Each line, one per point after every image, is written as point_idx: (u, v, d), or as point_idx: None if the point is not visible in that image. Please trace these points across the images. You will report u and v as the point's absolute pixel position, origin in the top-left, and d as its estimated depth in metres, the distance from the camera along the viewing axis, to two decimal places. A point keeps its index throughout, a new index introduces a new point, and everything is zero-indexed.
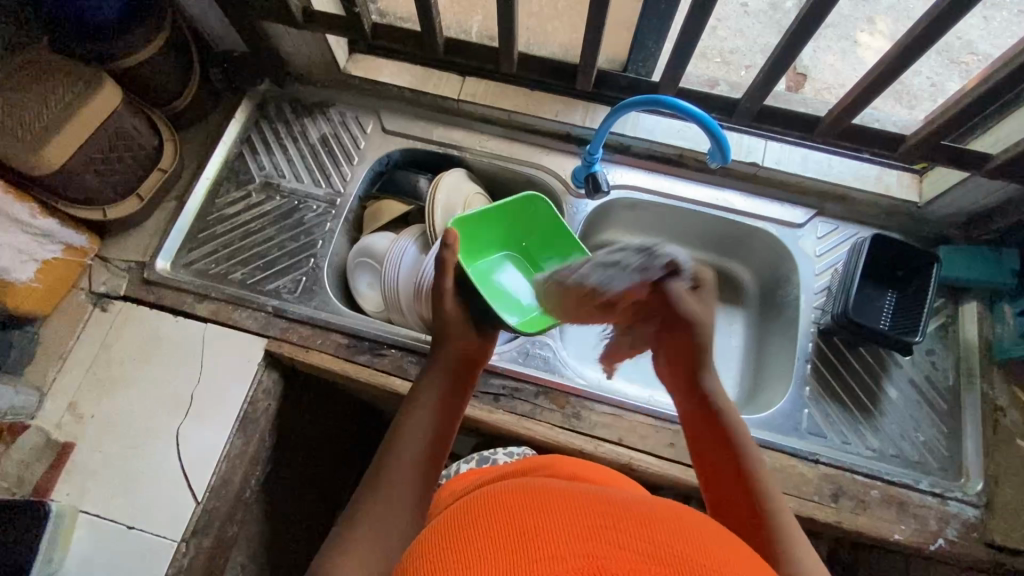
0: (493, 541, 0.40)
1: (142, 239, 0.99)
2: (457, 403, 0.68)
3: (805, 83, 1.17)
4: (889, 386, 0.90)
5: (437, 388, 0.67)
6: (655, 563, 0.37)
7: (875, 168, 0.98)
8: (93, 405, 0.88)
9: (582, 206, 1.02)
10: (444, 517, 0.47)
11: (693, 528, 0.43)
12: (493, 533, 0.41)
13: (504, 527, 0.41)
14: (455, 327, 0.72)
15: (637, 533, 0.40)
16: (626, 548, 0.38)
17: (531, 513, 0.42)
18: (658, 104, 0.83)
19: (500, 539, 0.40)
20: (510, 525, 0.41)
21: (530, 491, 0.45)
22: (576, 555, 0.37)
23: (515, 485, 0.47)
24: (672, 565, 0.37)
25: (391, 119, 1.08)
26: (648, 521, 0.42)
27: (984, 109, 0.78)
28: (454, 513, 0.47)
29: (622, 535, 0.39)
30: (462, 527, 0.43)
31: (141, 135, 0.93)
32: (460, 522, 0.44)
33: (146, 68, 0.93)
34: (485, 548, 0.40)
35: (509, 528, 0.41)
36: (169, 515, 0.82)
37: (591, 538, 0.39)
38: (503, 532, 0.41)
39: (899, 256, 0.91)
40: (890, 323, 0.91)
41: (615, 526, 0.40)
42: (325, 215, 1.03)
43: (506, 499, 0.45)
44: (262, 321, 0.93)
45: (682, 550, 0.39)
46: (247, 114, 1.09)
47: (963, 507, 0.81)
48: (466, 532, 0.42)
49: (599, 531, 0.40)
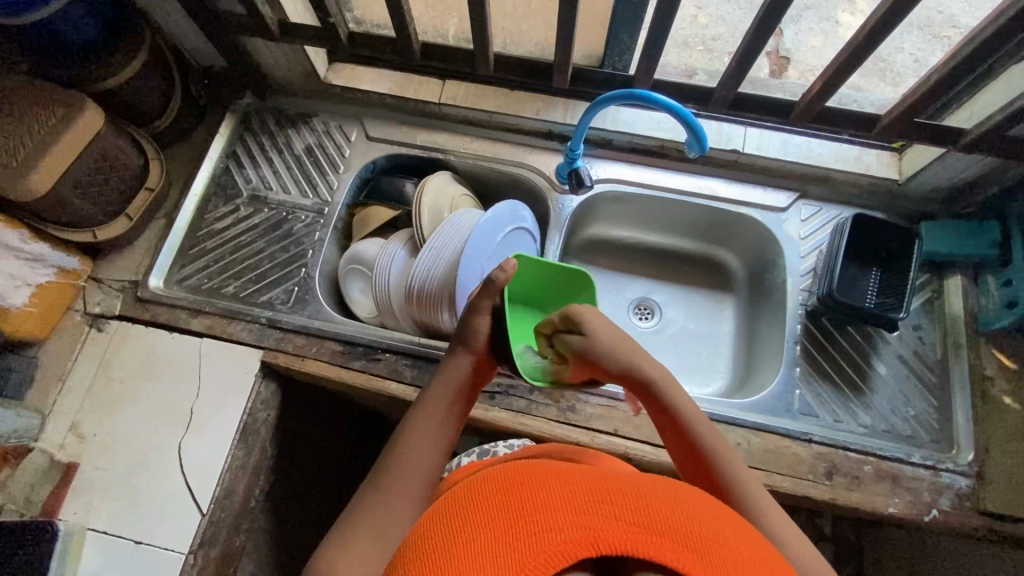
0: (494, 518, 0.42)
1: (134, 258, 1.00)
2: (462, 415, 0.67)
3: (788, 66, 1.17)
4: (878, 363, 0.91)
5: (445, 397, 0.66)
6: (651, 533, 0.39)
7: (855, 147, 0.99)
8: (95, 424, 0.89)
9: (567, 202, 1.03)
10: (443, 503, 0.48)
11: (687, 497, 0.44)
12: (492, 517, 0.42)
13: (504, 505, 0.43)
14: (478, 341, 0.68)
15: (635, 505, 0.41)
16: (621, 520, 0.39)
17: (529, 489, 0.43)
18: (633, 98, 0.84)
19: (502, 517, 0.42)
20: (509, 501, 0.43)
21: (527, 470, 0.46)
22: (573, 528, 0.39)
23: (511, 466, 0.48)
24: (667, 534, 0.39)
25: (375, 126, 1.09)
26: (646, 492, 0.43)
27: (951, 87, 0.79)
28: (457, 492, 0.49)
29: (619, 507, 0.41)
30: (464, 505, 0.45)
31: (126, 154, 0.94)
32: (462, 504, 0.46)
33: (127, 89, 0.93)
34: (486, 532, 0.41)
35: (509, 506, 0.42)
36: (177, 528, 0.83)
37: (589, 510, 0.40)
38: (503, 510, 0.42)
39: (881, 235, 0.92)
40: (875, 300, 0.93)
41: (613, 498, 0.41)
42: (313, 225, 1.04)
43: (506, 477, 0.46)
44: (256, 333, 0.94)
45: (677, 520, 0.40)
46: (231, 128, 1.10)
47: (955, 477, 0.82)
48: (468, 513, 0.44)
49: (597, 504, 0.41)
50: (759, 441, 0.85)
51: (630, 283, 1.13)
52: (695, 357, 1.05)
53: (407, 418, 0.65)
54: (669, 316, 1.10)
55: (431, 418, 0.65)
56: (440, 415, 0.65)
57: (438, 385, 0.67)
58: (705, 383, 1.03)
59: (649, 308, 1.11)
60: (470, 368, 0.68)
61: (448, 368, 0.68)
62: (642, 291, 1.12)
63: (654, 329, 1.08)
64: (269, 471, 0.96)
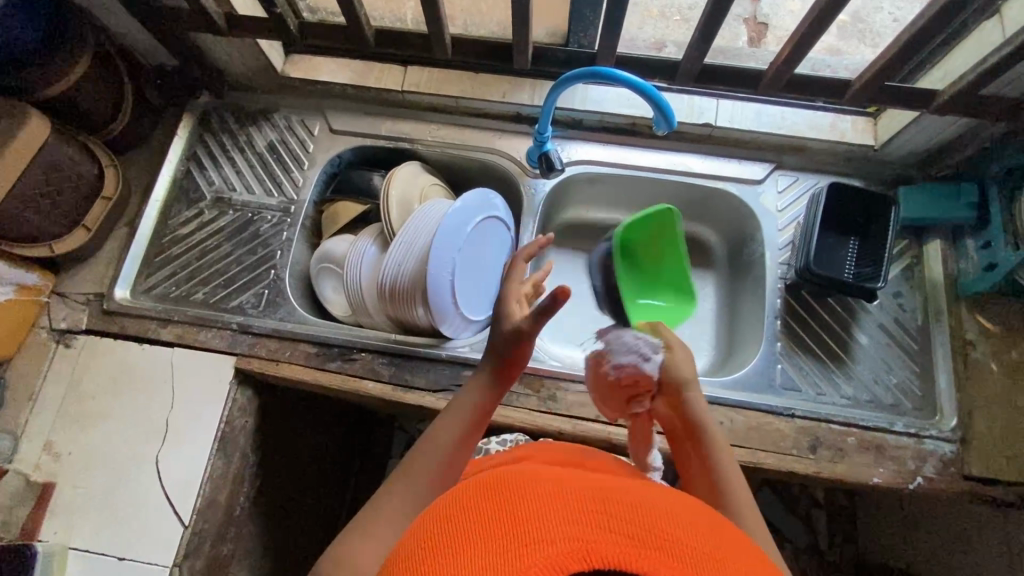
0: (484, 530, 0.40)
1: (98, 269, 0.98)
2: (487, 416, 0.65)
3: (766, 32, 1.13)
4: (859, 333, 0.90)
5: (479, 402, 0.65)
6: (645, 547, 0.38)
7: (829, 115, 0.97)
8: (69, 443, 0.87)
9: (539, 186, 1.01)
10: (432, 510, 0.47)
11: (683, 511, 0.43)
12: (483, 529, 0.41)
13: (494, 516, 0.41)
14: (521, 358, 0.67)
15: (630, 517, 0.40)
16: (615, 533, 0.38)
17: (521, 497, 0.42)
18: (597, 76, 0.81)
19: (492, 526, 0.40)
20: (501, 509, 0.42)
21: (519, 479, 0.45)
22: (565, 539, 0.38)
23: (501, 475, 0.47)
24: (662, 547, 0.38)
25: (338, 118, 1.06)
26: (642, 504, 0.42)
27: (920, 48, 0.76)
28: (446, 500, 0.47)
29: (615, 517, 0.40)
30: (454, 516, 0.43)
31: (78, 163, 0.90)
32: (451, 515, 0.44)
33: (73, 94, 0.89)
34: (476, 544, 0.39)
35: (499, 518, 0.41)
36: (160, 541, 0.82)
37: (581, 522, 0.39)
38: (494, 522, 0.41)
39: (859, 203, 0.91)
40: (854, 271, 0.91)
41: (608, 509, 0.40)
42: (280, 225, 1.01)
43: (500, 483, 0.45)
44: (228, 339, 0.92)
45: (672, 533, 0.39)
46: (190, 129, 1.07)
47: (939, 444, 0.82)
48: (458, 525, 0.42)
49: (590, 515, 0.40)
50: (742, 419, 0.84)
51: None
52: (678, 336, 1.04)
53: (429, 425, 0.63)
54: None
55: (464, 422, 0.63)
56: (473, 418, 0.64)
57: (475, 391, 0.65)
58: None
59: None
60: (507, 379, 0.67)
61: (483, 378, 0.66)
62: None
63: None
64: (253, 477, 0.95)
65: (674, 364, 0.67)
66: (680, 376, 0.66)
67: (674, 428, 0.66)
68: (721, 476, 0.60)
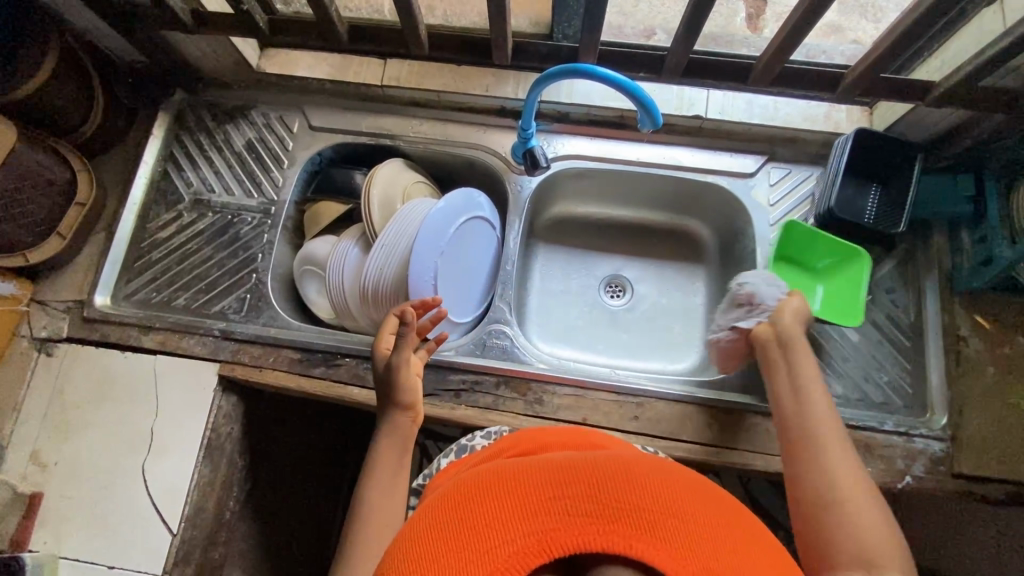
0: (445, 543, 0.39)
1: (77, 276, 0.96)
2: (406, 462, 0.70)
3: (765, 10, 1.09)
4: (851, 329, 0.89)
5: (393, 449, 0.69)
6: (603, 521, 0.37)
7: (824, 104, 0.95)
8: (55, 452, 0.87)
9: (525, 183, 0.98)
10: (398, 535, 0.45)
11: (638, 464, 0.42)
12: (444, 540, 0.39)
13: (453, 526, 0.40)
14: (410, 396, 0.71)
15: (583, 491, 0.39)
16: (574, 513, 0.38)
17: (477, 501, 0.41)
18: (579, 73, 0.78)
19: (452, 536, 0.39)
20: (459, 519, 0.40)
21: (475, 480, 0.44)
22: (523, 535, 0.37)
23: (459, 483, 0.45)
24: (619, 517, 0.37)
25: (318, 114, 1.03)
26: (593, 469, 0.41)
27: (915, 39, 0.72)
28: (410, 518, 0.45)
29: (570, 496, 0.39)
30: (413, 537, 0.41)
31: (49, 169, 0.87)
32: (413, 532, 0.42)
33: (41, 98, 0.85)
34: (439, 556, 0.38)
35: (458, 526, 0.40)
36: (148, 550, 0.82)
37: (536, 512, 0.38)
38: (453, 530, 0.40)
39: (887, 148, 0.86)
40: (874, 218, 0.87)
41: (563, 487, 0.39)
42: (261, 227, 0.99)
43: (458, 492, 0.44)
44: (211, 345, 0.91)
45: (629, 498, 0.39)
46: (165, 128, 1.04)
47: (929, 442, 0.81)
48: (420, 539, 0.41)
49: (546, 501, 0.39)
50: (730, 420, 0.84)
51: (600, 261, 1.08)
52: (669, 332, 1.02)
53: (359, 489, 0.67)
54: (641, 292, 1.06)
55: (388, 471, 0.68)
56: (396, 466, 0.68)
57: (384, 445, 0.69)
58: (677, 359, 1.00)
59: (620, 285, 1.07)
60: (407, 420, 0.71)
61: (389, 428, 0.71)
62: (613, 267, 1.08)
63: (625, 307, 1.05)
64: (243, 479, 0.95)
65: (788, 308, 0.78)
66: (784, 310, 0.78)
67: (766, 347, 0.76)
68: (806, 385, 0.69)
